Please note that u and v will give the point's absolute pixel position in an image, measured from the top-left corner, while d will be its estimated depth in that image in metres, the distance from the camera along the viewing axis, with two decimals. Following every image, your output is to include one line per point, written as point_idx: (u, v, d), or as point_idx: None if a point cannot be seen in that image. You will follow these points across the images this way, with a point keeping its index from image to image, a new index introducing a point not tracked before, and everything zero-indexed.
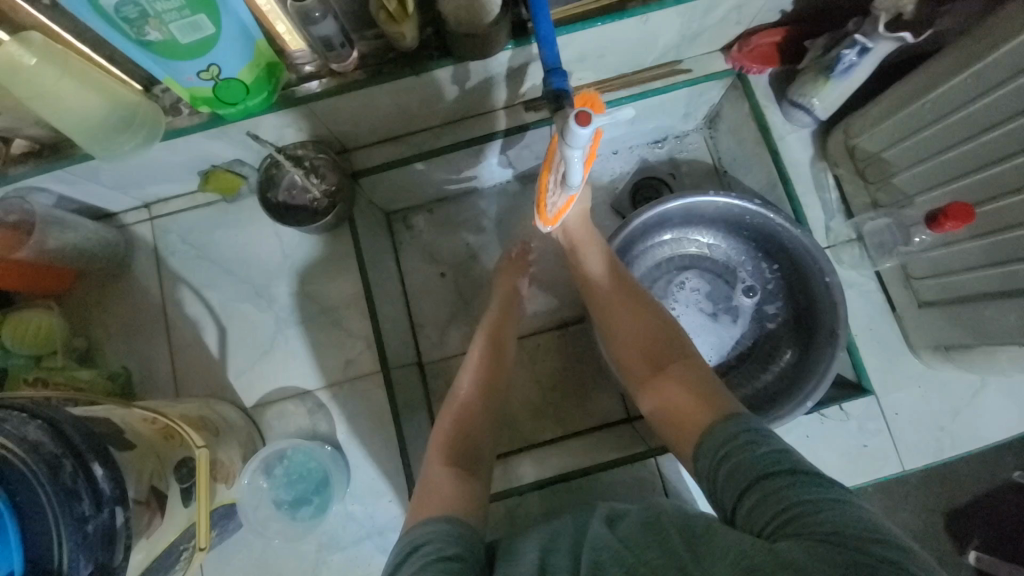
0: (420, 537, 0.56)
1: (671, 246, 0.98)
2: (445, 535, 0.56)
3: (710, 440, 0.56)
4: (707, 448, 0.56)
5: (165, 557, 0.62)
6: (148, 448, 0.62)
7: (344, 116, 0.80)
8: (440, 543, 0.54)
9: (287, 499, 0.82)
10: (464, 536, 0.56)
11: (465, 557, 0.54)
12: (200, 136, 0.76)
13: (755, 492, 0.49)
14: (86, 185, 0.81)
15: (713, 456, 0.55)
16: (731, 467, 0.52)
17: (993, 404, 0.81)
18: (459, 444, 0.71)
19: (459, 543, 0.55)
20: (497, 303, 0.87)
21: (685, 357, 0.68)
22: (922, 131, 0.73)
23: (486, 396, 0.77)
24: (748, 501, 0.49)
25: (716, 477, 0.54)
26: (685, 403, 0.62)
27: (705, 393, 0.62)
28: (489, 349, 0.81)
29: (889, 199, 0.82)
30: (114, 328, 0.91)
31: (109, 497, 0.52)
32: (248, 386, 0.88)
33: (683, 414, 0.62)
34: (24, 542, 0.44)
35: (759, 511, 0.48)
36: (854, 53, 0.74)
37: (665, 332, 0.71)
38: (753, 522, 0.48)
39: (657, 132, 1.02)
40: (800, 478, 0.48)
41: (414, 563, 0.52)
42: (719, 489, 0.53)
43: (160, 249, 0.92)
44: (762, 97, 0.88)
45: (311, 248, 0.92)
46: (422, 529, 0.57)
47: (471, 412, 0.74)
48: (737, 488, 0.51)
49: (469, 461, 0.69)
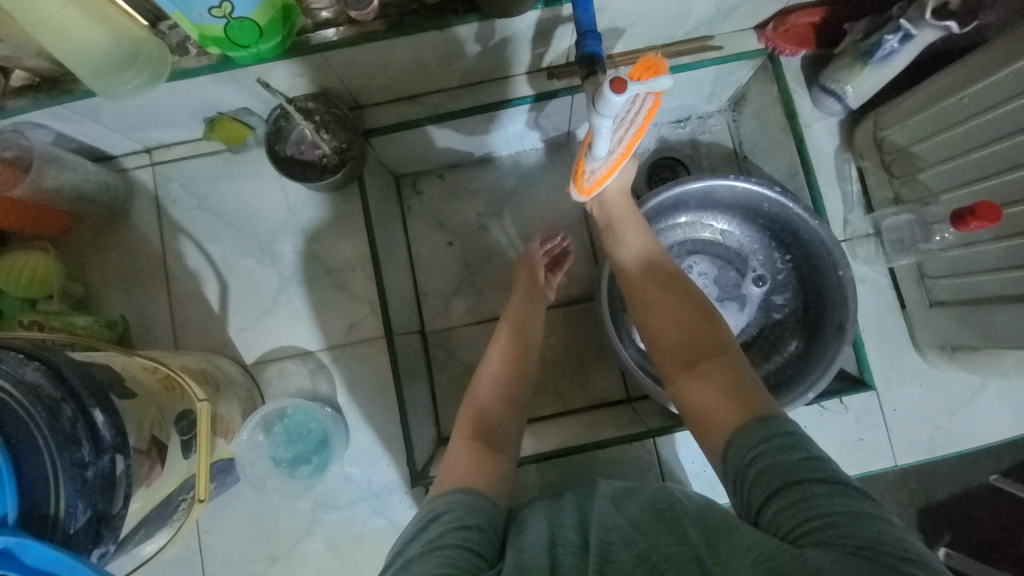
0: (441, 507, 0.58)
1: (684, 230, 0.97)
2: (463, 508, 0.57)
3: (740, 437, 0.54)
4: (736, 445, 0.54)
5: (163, 506, 0.61)
6: (148, 398, 0.60)
7: (360, 71, 0.77)
8: (458, 514, 0.56)
9: (286, 458, 0.82)
10: (485, 510, 0.58)
11: (484, 527, 0.55)
12: (209, 79, 0.72)
13: (785, 495, 0.48)
14: (86, 124, 0.77)
15: (741, 455, 0.53)
16: (762, 467, 0.51)
17: (989, 406, 0.82)
18: (479, 421, 0.72)
19: (479, 514, 0.57)
20: (520, 292, 0.85)
21: (728, 350, 0.66)
22: (956, 126, 0.71)
23: (507, 391, 0.75)
24: (776, 505, 0.48)
25: (743, 477, 0.52)
26: (719, 398, 0.60)
27: (740, 392, 0.60)
28: (509, 344, 0.79)
29: (912, 194, 0.80)
30: (112, 276, 0.88)
31: (109, 444, 0.51)
32: (248, 343, 0.87)
33: (716, 408, 0.60)
34: (21, 486, 0.44)
35: (787, 514, 0.47)
36: (896, 40, 0.72)
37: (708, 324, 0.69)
38: (777, 526, 0.47)
39: (681, 111, 1.00)
40: (832, 488, 0.47)
41: (435, 530, 0.54)
42: (744, 489, 0.52)
43: (161, 197, 0.89)
44: (792, 81, 0.86)
45: (318, 207, 0.89)
46: (444, 500, 0.59)
47: (492, 401, 0.74)
48: (764, 489, 0.50)
49: (490, 438, 0.70)
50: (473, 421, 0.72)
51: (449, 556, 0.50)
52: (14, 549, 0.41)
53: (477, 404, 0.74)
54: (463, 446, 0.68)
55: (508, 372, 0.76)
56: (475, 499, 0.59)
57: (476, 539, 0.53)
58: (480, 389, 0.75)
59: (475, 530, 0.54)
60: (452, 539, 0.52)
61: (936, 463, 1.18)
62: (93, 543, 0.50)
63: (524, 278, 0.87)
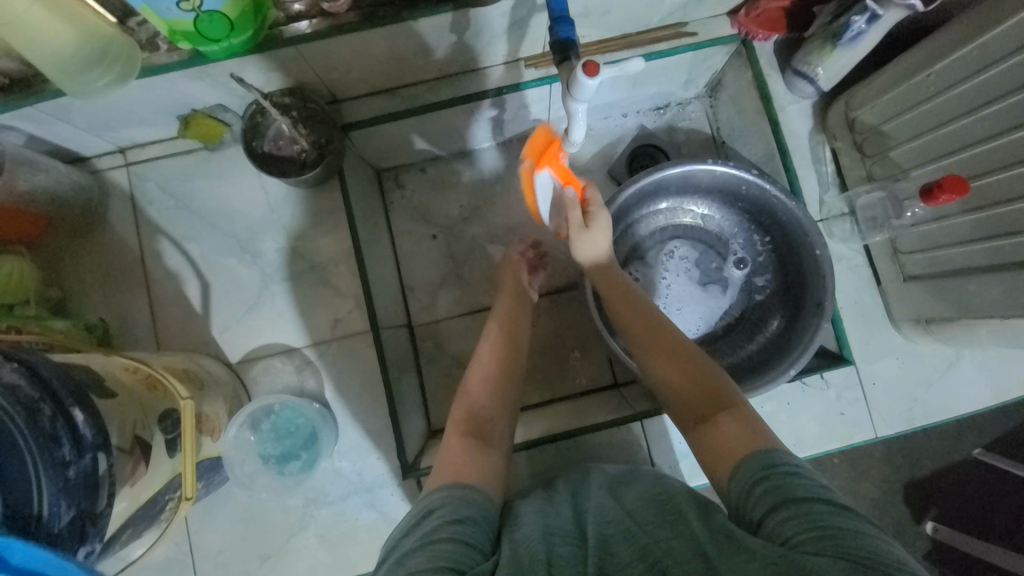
0: (435, 501, 0.57)
1: (666, 215, 0.98)
2: (457, 501, 0.56)
3: (746, 463, 0.55)
4: (742, 474, 0.55)
5: (149, 506, 0.60)
6: (129, 398, 0.60)
7: (336, 64, 0.76)
8: (454, 507, 0.56)
9: (274, 454, 0.81)
10: (480, 502, 0.58)
11: (478, 520, 0.55)
12: (182, 75, 0.71)
13: (789, 508, 0.49)
14: (56, 125, 0.75)
15: (746, 476, 0.54)
16: (767, 486, 0.52)
17: (965, 376, 0.84)
18: (473, 417, 0.70)
19: (474, 507, 0.56)
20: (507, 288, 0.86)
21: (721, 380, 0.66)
22: (924, 103, 0.73)
23: (497, 391, 0.74)
24: (779, 515, 0.49)
25: (747, 493, 0.53)
26: (722, 428, 0.61)
27: (741, 422, 0.60)
28: (499, 346, 0.78)
29: (884, 172, 0.82)
30: (90, 280, 0.87)
31: (91, 443, 0.51)
32: (232, 341, 0.86)
33: (721, 438, 0.60)
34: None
35: (789, 525, 0.47)
36: (863, 20, 0.72)
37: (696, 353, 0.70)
38: (779, 535, 0.48)
39: (659, 98, 1.00)
40: (836, 508, 0.48)
41: (430, 525, 0.54)
42: (747, 503, 0.53)
43: (137, 197, 0.88)
44: (766, 65, 0.88)
45: (300, 202, 0.89)
46: (437, 495, 0.58)
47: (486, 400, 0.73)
48: (768, 502, 0.50)
49: (483, 434, 0.68)
50: (466, 419, 0.70)
51: (446, 550, 0.50)
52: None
53: (469, 402, 0.72)
54: (453, 442, 0.67)
55: (500, 374, 0.75)
56: (469, 493, 0.58)
57: (471, 534, 0.53)
58: (471, 391, 0.74)
59: (470, 524, 0.54)
60: (449, 534, 0.52)
61: (917, 437, 1.21)
62: (80, 542, 0.49)
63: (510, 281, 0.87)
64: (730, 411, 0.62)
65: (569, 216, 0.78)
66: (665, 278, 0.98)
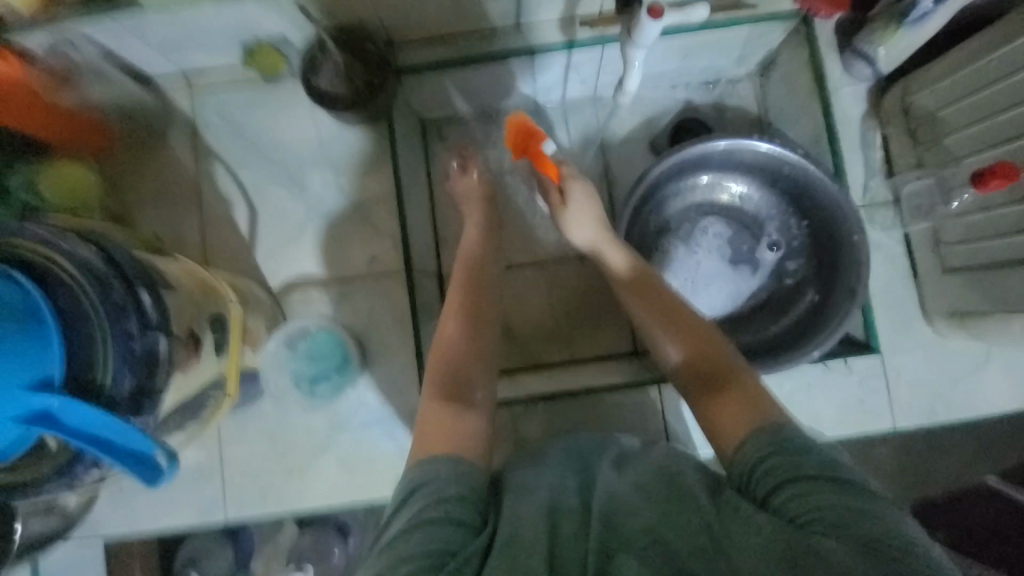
0: (417, 480, 0.54)
1: (703, 191, 0.98)
2: (444, 476, 0.54)
3: (757, 437, 0.55)
4: (750, 442, 0.55)
5: (194, 399, 0.65)
6: (187, 296, 0.63)
7: (397, 5, 0.78)
8: (437, 485, 0.53)
9: (306, 376, 0.86)
10: (467, 475, 0.55)
11: (466, 496, 0.53)
12: (253, 3, 0.74)
13: (796, 486, 0.50)
14: (131, 42, 0.79)
15: (753, 452, 0.54)
16: (774, 463, 0.52)
17: (993, 378, 0.83)
18: (449, 375, 0.64)
19: (460, 482, 0.54)
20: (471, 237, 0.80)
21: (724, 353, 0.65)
22: (985, 89, 0.71)
23: (467, 349, 0.67)
24: (786, 493, 0.50)
25: (752, 467, 0.53)
26: (732, 401, 0.60)
27: (750, 395, 0.60)
28: (463, 299, 0.71)
29: (935, 160, 0.81)
30: (148, 197, 0.92)
31: (155, 323, 0.54)
32: (274, 268, 0.90)
33: (732, 411, 0.59)
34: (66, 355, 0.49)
35: (797, 504, 0.48)
36: (932, 0, 0.72)
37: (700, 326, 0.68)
38: (784, 511, 0.49)
39: (709, 72, 1.00)
40: (843, 486, 0.49)
41: (413, 506, 0.52)
42: (750, 476, 0.53)
43: (198, 122, 0.92)
44: (824, 44, 0.86)
45: (348, 142, 0.92)
46: (423, 468, 0.55)
47: (458, 356, 0.66)
48: (773, 479, 0.51)
49: (464, 393, 0.63)
50: (445, 378, 0.64)
51: (436, 535, 0.49)
52: (56, 411, 0.46)
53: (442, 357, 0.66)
54: (434, 407, 0.61)
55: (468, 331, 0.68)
56: (457, 467, 0.55)
57: (458, 511, 0.52)
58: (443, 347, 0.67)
59: (458, 500, 0.53)
60: (437, 513, 0.51)
61: (937, 448, 1.19)
62: (137, 412, 0.53)
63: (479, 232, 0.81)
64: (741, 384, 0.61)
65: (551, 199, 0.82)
66: (695, 254, 0.98)
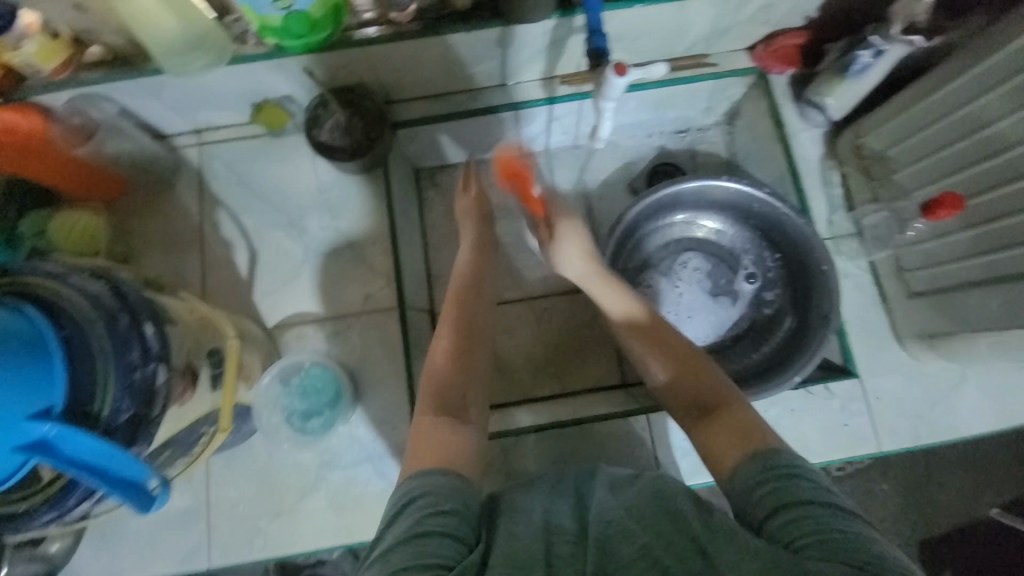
0: (416, 489, 0.56)
1: (681, 228, 1.04)
2: (439, 490, 0.56)
3: (751, 465, 0.56)
4: (747, 469, 0.56)
5: (185, 434, 0.66)
6: (186, 332, 0.66)
7: (395, 67, 0.87)
8: (435, 497, 0.55)
9: (298, 410, 0.86)
10: (462, 491, 0.57)
11: (461, 511, 0.55)
12: (263, 66, 0.82)
13: (790, 511, 0.51)
14: (148, 101, 0.86)
15: (749, 479, 0.56)
16: (768, 489, 0.54)
17: (970, 399, 0.85)
18: (441, 396, 0.67)
19: (455, 497, 0.56)
20: (467, 264, 0.81)
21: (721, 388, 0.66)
22: (925, 130, 0.78)
23: (457, 371, 0.70)
24: (780, 518, 0.51)
25: (748, 494, 0.55)
26: (728, 433, 0.61)
27: (746, 426, 0.61)
28: (457, 322, 0.74)
29: (889, 194, 0.87)
30: (152, 241, 0.96)
31: (156, 354, 0.57)
32: (271, 307, 0.93)
33: (726, 441, 0.61)
34: (69, 383, 0.51)
35: (790, 528, 0.50)
36: (869, 54, 0.80)
37: (694, 360, 0.70)
38: (780, 536, 0.50)
39: (679, 122, 1.09)
40: (835, 512, 0.50)
41: (410, 517, 0.53)
42: (747, 504, 0.55)
43: (205, 172, 0.98)
44: (780, 96, 0.96)
45: (346, 188, 0.98)
46: (418, 481, 0.57)
47: (447, 377, 0.69)
48: (769, 505, 0.53)
49: (454, 411, 0.66)
50: (435, 397, 0.67)
51: (430, 545, 0.50)
52: (53, 440, 0.48)
53: (434, 377, 0.69)
54: (424, 423, 0.64)
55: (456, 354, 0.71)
56: (453, 479, 0.57)
57: (454, 525, 0.53)
58: (435, 366, 0.70)
59: (452, 514, 0.54)
60: (432, 526, 0.52)
61: (929, 479, 1.19)
62: (131, 443, 0.54)
63: (473, 252, 0.83)
64: (735, 416, 0.63)
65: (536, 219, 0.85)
66: (677, 287, 1.03)
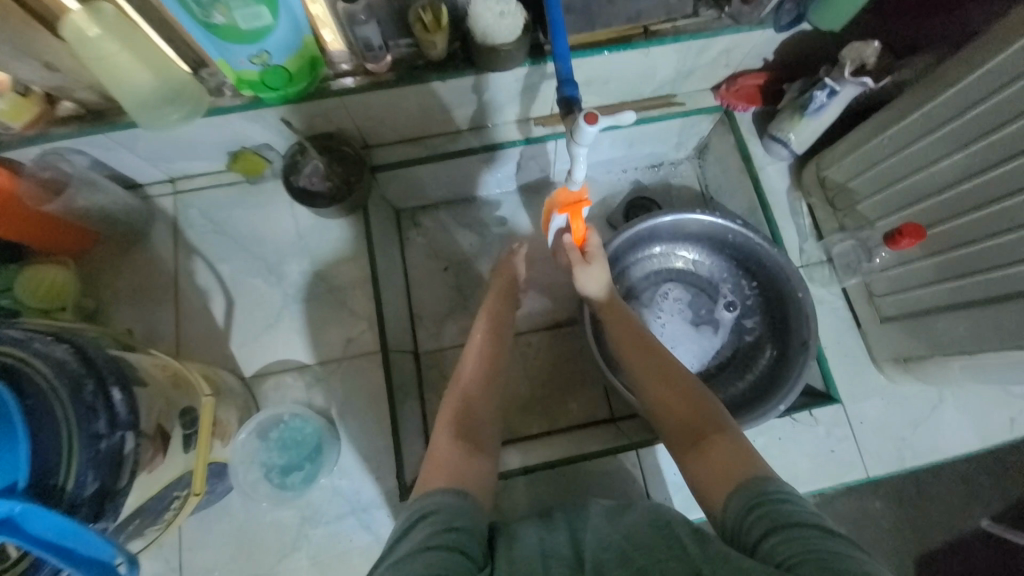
0: (430, 505, 0.56)
1: (659, 259, 1.06)
2: (451, 509, 0.56)
3: (742, 490, 0.55)
4: (736, 499, 0.55)
5: (157, 500, 0.62)
6: (160, 390, 0.64)
7: (372, 114, 0.88)
8: (447, 514, 0.55)
9: (277, 466, 0.83)
10: (471, 512, 0.57)
11: (471, 531, 0.54)
12: (239, 117, 0.82)
13: (782, 532, 0.49)
14: (122, 153, 0.86)
15: (742, 502, 0.54)
16: (759, 513, 0.52)
17: (949, 419, 0.87)
18: (462, 418, 0.71)
19: (465, 515, 0.56)
20: (495, 294, 0.88)
21: (718, 418, 0.66)
22: (883, 162, 0.82)
23: (476, 400, 0.73)
24: (772, 539, 0.49)
25: (742, 518, 0.53)
26: (721, 461, 0.61)
27: (738, 455, 0.60)
28: (478, 355, 0.79)
29: (854, 224, 0.91)
30: (123, 293, 0.94)
31: (123, 421, 0.55)
32: (248, 357, 0.91)
33: (719, 470, 0.60)
34: (31, 458, 0.46)
35: (782, 548, 0.48)
36: (824, 94, 0.84)
37: (692, 389, 0.71)
38: (772, 557, 0.48)
39: (653, 157, 1.12)
40: (828, 534, 0.48)
41: (421, 530, 0.53)
42: (742, 528, 0.53)
43: (180, 221, 0.97)
44: (745, 131, 1.00)
45: (325, 232, 0.98)
46: (430, 498, 0.57)
47: (469, 405, 0.73)
48: (762, 527, 0.51)
49: (472, 437, 0.69)
50: (457, 423, 0.71)
51: (442, 556, 0.49)
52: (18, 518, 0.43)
53: (456, 403, 0.73)
54: (443, 445, 0.67)
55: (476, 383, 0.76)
56: (463, 501, 0.58)
57: (465, 542, 0.52)
58: (457, 396, 0.74)
59: (463, 531, 0.54)
60: (441, 541, 0.51)
61: (917, 495, 1.19)
62: (96, 517, 0.52)
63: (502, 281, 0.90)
64: (727, 444, 0.62)
65: (570, 256, 0.83)
66: (659, 318, 1.04)
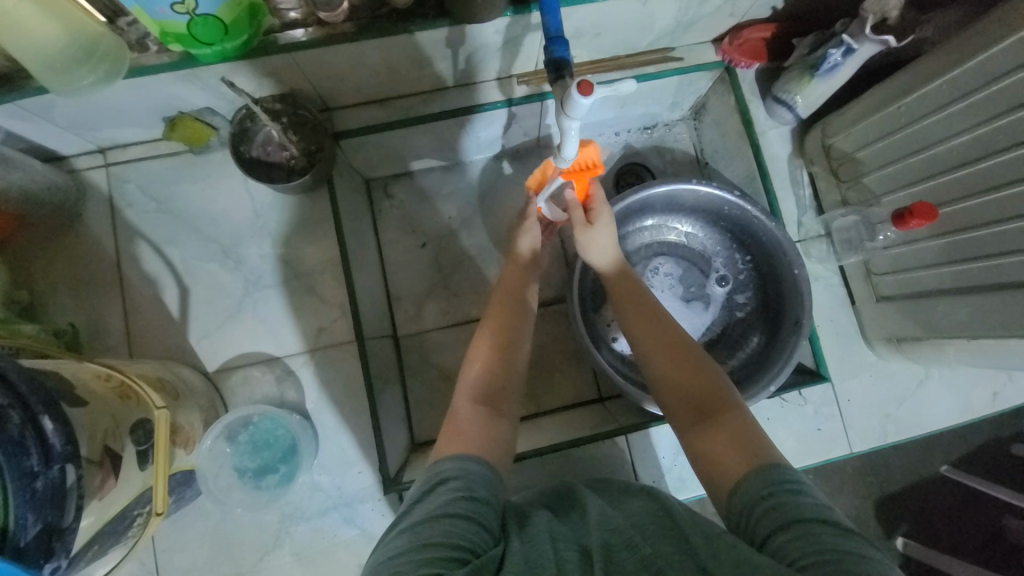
0: (448, 471, 0.54)
1: (651, 232, 1.00)
2: (473, 476, 0.54)
3: (746, 482, 0.51)
4: (742, 489, 0.51)
5: (116, 522, 0.58)
6: (101, 407, 0.58)
7: (329, 74, 0.76)
8: (469, 482, 0.53)
9: (251, 468, 0.79)
10: (490, 482, 0.54)
11: (491, 501, 0.52)
12: (169, 78, 0.69)
13: (793, 528, 0.45)
14: (35, 123, 0.73)
15: (749, 491, 0.50)
16: (770, 504, 0.48)
17: (933, 394, 0.88)
18: (485, 382, 0.66)
19: (487, 486, 0.53)
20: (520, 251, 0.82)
21: (723, 397, 0.61)
22: (896, 133, 0.76)
23: (502, 359, 0.69)
24: (783, 535, 0.45)
25: (749, 508, 0.49)
26: (720, 447, 0.56)
27: (740, 441, 0.55)
28: (504, 313, 0.73)
29: (859, 197, 0.86)
30: (61, 283, 0.84)
31: (60, 453, 0.48)
32: (210, 350, 0.84)
33: (719, 459, 0.55)
34: None
35: (793, 546, 0.44)
36: (839, 53, 0.76)
37: (699, 364, 0.64)
38: (783, 554, 0.44)
39: (646, 118, 1.03)
40: (840, 530, 0.44)
41: (439, 495, 0.51)
42: (748, 520, 0.49)
43: (116, 199, 0.85)
44: (748, 91, 0.91)
45: (286, 209, 0.88)
46: (449, 464, 0.55)
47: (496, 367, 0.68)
48: (772, 520, 0.47)
49: (496, 403, 0.65)
50: (481, 385, 0.66)
51: (456, 526, 0.47)
52: None
53: (478, 367, 0.68)
54: (463, 410, 0.63)
55: (502, 343, 0.70)
56: (476, 471, 0.55)
57: (484, 513, 0.50)
58: (473, 362, 0.68)
59: (483, 502, 0.51)
60: (460, 509, 0.49)
61: (889, 453, 1.24)
62: (46, 558, 0.47)
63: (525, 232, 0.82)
64: (728, 429, 0.57)
65: (574, 216, 0.77)
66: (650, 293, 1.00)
